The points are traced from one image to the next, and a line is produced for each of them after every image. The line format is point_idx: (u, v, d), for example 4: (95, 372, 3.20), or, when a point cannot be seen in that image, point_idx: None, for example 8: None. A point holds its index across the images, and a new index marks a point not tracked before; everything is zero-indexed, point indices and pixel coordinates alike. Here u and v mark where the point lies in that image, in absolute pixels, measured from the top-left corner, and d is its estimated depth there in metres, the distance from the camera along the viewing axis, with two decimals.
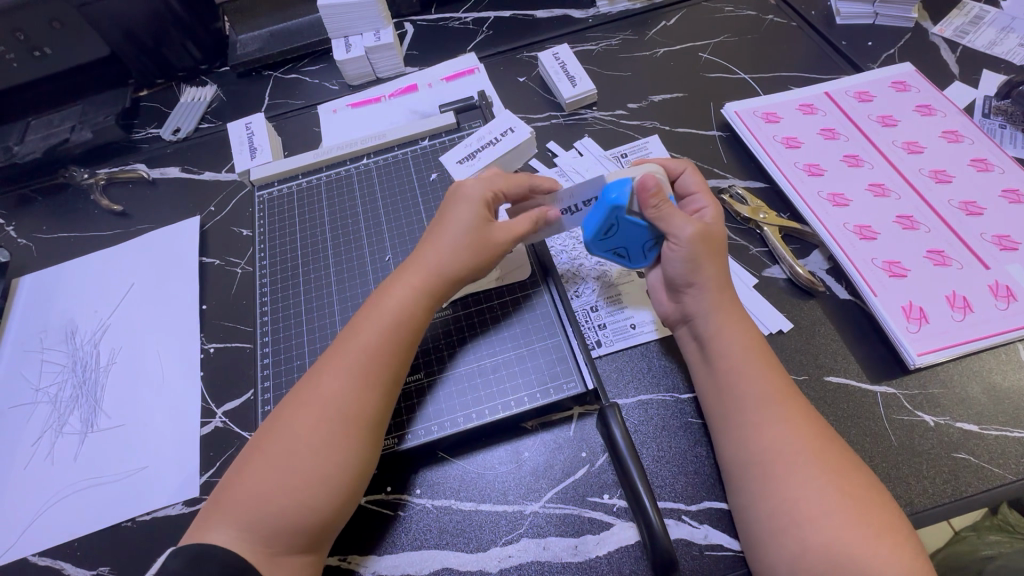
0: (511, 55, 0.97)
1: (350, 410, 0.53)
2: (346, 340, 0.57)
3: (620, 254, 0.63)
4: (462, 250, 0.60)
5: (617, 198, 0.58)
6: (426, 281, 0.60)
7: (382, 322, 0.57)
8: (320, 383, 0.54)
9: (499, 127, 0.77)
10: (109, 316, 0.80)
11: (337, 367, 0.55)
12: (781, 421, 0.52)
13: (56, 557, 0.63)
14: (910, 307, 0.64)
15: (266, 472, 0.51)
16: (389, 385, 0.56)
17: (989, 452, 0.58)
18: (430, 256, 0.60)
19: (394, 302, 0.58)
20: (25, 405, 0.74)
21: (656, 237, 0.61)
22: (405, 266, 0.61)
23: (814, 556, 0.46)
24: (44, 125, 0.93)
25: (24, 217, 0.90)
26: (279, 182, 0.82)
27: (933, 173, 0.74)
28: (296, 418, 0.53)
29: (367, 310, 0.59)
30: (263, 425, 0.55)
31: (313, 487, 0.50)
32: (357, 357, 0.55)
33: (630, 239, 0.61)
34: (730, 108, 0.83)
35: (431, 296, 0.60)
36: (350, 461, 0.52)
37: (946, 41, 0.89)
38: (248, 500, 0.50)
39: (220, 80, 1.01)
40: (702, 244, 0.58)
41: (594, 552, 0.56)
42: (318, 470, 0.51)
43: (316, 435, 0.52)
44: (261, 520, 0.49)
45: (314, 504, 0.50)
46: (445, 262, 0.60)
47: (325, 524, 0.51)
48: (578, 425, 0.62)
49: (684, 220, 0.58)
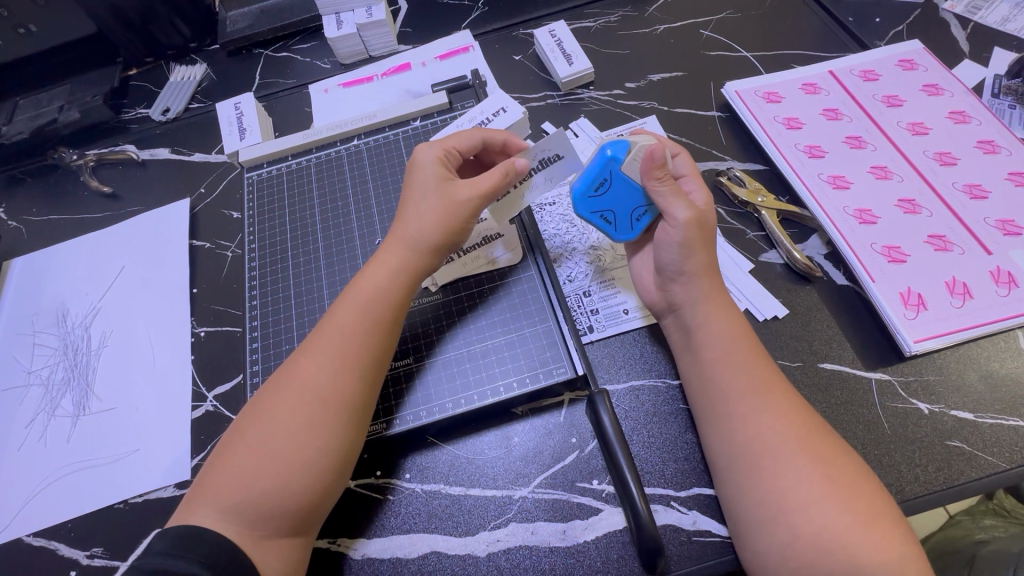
0: (506, 32, 0.94)
1: (329, 393, 0.52)
2: (325, 324, 0.56)
3: (606, 221, 0.62)
4: (429, 215, 0.59)
5: (615, 154, 0.58)
6: (406, 260, 0.59)
7: (359, 304, 0.57)
8: (300, 367, 0.54)
9: (491, 106, 0.75)
10: (100, 299, 0.79)
11: (316, 352, 0.54)
12: (768, 408, 0.51)
13: (50, 538, 0.63)
14: (908, 294, 0.62)
15: (247, 458, 0.50)
16: (370, 369, 0.55)
17: (984, 440, 0.57)
18: (403, 232, 0.59)
19: (373, 283, 0.58)
20: (18, 388, 0.74)
21: (648, 205, 0.60)
22: (383, 245, 0.60)
23: (805, 543, 0.46)
24: (33, 105, 0.92)
25: (13, 199, 0.89)
26: (268, 163, 0.80)
27: (938, 155, 0.72)
28: (278, 403, 0.53)
29: (347, 292, 0.58)
30: (245, 410, 0.55)
31: (295, 471, 0.50)
32: (336, 341, 0.55)
33: (619, 203, 0.60)
34: (730, 88, 0.80)
35: (409, 272, 0.59)
36: (332, 445, 0.51)
37: (957, 17, 0.86)
38: (231, 484, 0.50)
39: (209, 58, 0.99)
40: (696, 230, 0.57)
41: (583, 536, 0.56)
42: (301, 455, 0.50)
43: (297, 421, 0.51)
44: (247, 505, 0.49)
45: (295, 488, 0.50)
46: (418, 234, 0.59)
47: (309, 508, 0.51)
48: (568, 411, 0.62)
49: (680, 202, 0.56)
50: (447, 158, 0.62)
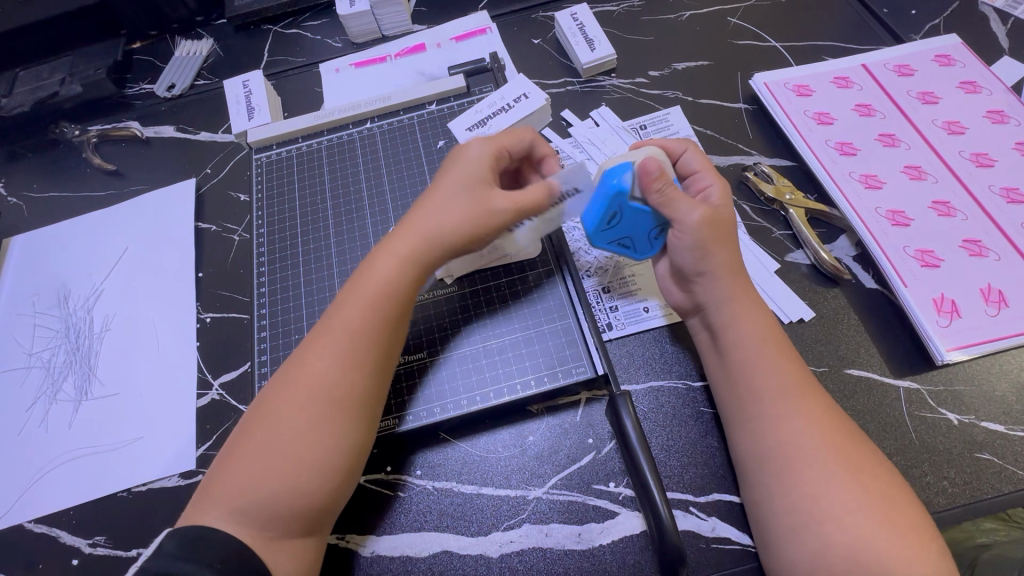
0: (525, 15, 0.91)
1: (335, 388, 0.51)
2: (331, 317, 0.54)
3: (625, 246, 0.60)
4: (456, 210, 0.56)
5: (620, 184, 0.54)
6: (420, 253, 0.56)
7: (367, 297, 0.54)
8: (305, 365, 0.52)
9: (512, 92, 0.72)
10: (102, 282, 0.77)
11: (321, 348, 0.52)
12: (801, 413, 0.49)
13: (52, 525, 0.62)
14: (940, 300, 0.60)
15: (254, 460, 0.48)
16: (377, 364, 0.53)
17: (1014, 453, 0.55)
18: (423, 223, 0.56)
19: (381, 277, 0.55)
20: (19, 370, 0.72)
21: (662, 224, 0.57)
22: (398, 234, 0.57)
23: (836, 553, 0.44)
24: (33, 77, 0.89)
25: (13, 174, 0.87)
26: (277, 145, 0.78)
27: (973, 155, 0.69)
28: (284, 403, 0.50)
29: (353, 286, 0.56)
30: (252, 407, 0.53)
31: (304, 472, 0.48)
32: (341, 336, 0.52)
33: (635, 228, 0.57)
34: (758, 79, 0.77)
35: (426, 268, 0.56)
36: (341, 444, 0.50)
37: (997, 12, 0.83)
38: (239, 484, 0.48)
39: (216, 33, 0.95)
40: (710, 228, 0.54)
41: (598, 540, 0.54)
42: (309, 455, 0.49)
43: (303, 420, 0.49)
44: (254, 508, 0.47)
45: (305, 488, 0.48)
46: (442, 232, 0.56)
47: (320, 508, 0.49)
48: (586, 410, 0.60)
49: (687, 207, 0.54)
50: (489, 152, 0.59)
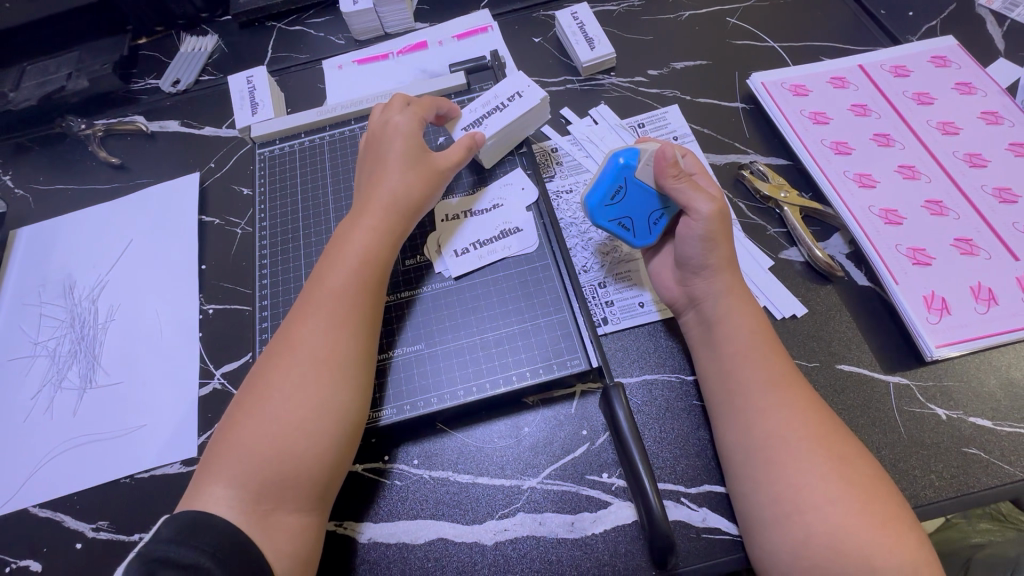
0: (527, 14, 0.92)
1: (321, 351, 0.53)
2: (315, 290, 0.56)
3: (624, 227, 0.61)
4: (411, 179, 0.62)
5: (628, 161, 0.59)
6: (388, 219, 0.60)
7: (348, 266, 0.57)
8: (293, 333, 0.54)
9: (507, 90, 0.71)
10: (107, 273, 0.78)
11: (308, 317, 0.55)
12: (786, 405, 0.51)
13: (57, 510, 0.63)
14: (931, 298, 0.61)
15: (247, 426, 0.50)
16: (363, 327, 0.55)
17: (1001, 448, 0.56)
18: (383, 194, 0.61)
19: (358, 246, 0.58)
20: (24, 358, 0.73)
21: (665, 207, 0.60)
22: (360, 212, 0.61)
23: (819, 543, 0.45)
24: (40, 71, 0.90)
25: (21, 167, 0.88)
26: (280, 140, 0.79)
27: (967, 156, 0.70)
28: (273, 370, 0.53)
29: (332, 258, 0.58)
30: (244, 384, 0.54)
31: (294, 435, 0.50)
32: (326, 303, 0.55)
33: (638, 208, 0.60)
34: (756, 79, 0.78)
35: (392, 234, 0.60)
36: (328, 405, 0.51)
37: (994, 14, 0.83)
38: (234, 451, 0.49)
39: (221, 29, 0.97)
40: (720, 223, 0.57)
41: (591, 529, 0.55)
42: (298, 417, 0.50)
43: (292, 384, 0.51)
44: (248, 475, 0.48)
45: (296, 452, 0.49)
46: (399, 201, 0.61)
47: (312, 476, 0.50)
48: (580, 403, 0.61)
49: (702, 197, 0.57)
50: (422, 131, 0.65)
